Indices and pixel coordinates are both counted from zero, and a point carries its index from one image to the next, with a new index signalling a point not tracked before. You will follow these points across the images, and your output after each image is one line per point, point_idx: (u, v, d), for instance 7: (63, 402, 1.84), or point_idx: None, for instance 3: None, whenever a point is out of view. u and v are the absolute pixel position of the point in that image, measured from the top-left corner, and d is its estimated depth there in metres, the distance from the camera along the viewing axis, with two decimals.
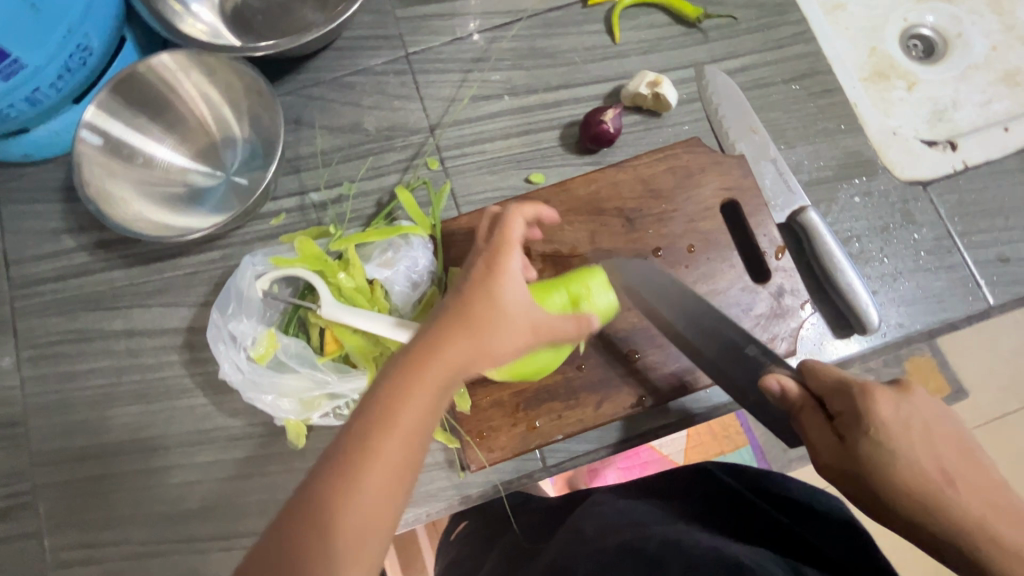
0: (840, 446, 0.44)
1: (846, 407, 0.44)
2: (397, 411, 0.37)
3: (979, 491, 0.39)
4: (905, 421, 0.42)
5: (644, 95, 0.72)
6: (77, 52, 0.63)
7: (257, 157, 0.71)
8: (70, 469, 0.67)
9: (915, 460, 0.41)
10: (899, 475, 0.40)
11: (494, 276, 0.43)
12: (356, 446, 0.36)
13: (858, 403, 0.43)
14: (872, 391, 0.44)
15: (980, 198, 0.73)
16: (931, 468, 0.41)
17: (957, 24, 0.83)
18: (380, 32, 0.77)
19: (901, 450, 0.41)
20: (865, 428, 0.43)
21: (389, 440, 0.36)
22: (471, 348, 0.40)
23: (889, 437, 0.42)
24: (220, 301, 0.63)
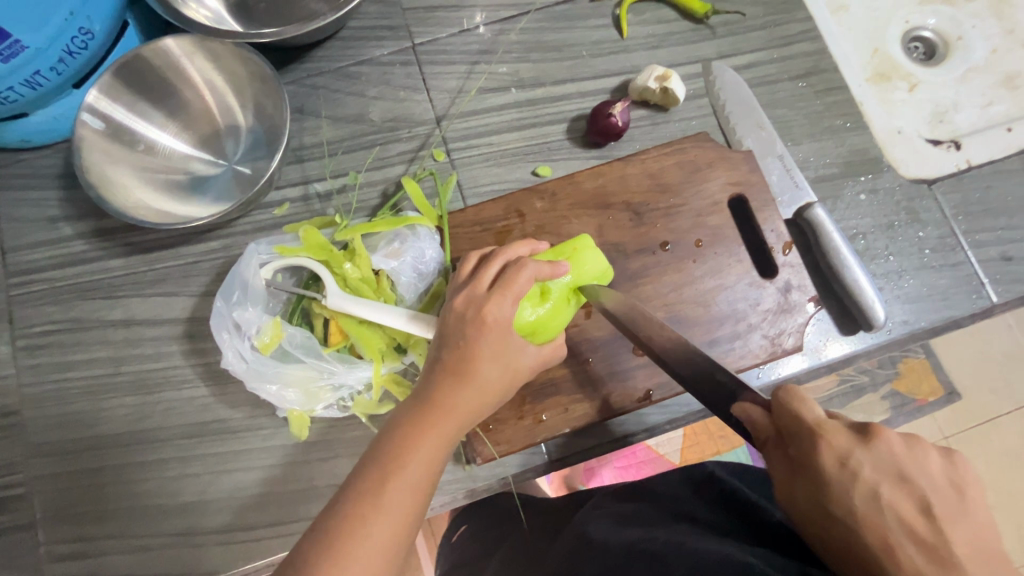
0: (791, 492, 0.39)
1: (799, 452, 0.38)
2: (399, 464, 0.43)
3: (933, 563, 0.33)
4: (854, 473, 0.36)
5: (652, 89, 0.71)
6: (79, 35, 0.62)
7: (260, 146, 0.70)
8: (66, 461, 0.66)
9: (863, 530, 0.35)
10: (839, 538, 0.36)
11: (488, 331, 0.49)
12: (365, 496, 0.41)
13: (807, 452, 0.38)
14: (826, 440, 0.37)
15: (983, 197, 0.73)
16: (872, 534, 0.35)
17: (957, 27, 0.84)
18: (386, 23, 0.76)
19: (842, 512, 0.36)
20: (812, 477, 0.37)
21: (394, 490, 0.42)
22: (463, 407, 0.47)
23: (837, 492, 0.36)
24: (224, 289, 0.62)
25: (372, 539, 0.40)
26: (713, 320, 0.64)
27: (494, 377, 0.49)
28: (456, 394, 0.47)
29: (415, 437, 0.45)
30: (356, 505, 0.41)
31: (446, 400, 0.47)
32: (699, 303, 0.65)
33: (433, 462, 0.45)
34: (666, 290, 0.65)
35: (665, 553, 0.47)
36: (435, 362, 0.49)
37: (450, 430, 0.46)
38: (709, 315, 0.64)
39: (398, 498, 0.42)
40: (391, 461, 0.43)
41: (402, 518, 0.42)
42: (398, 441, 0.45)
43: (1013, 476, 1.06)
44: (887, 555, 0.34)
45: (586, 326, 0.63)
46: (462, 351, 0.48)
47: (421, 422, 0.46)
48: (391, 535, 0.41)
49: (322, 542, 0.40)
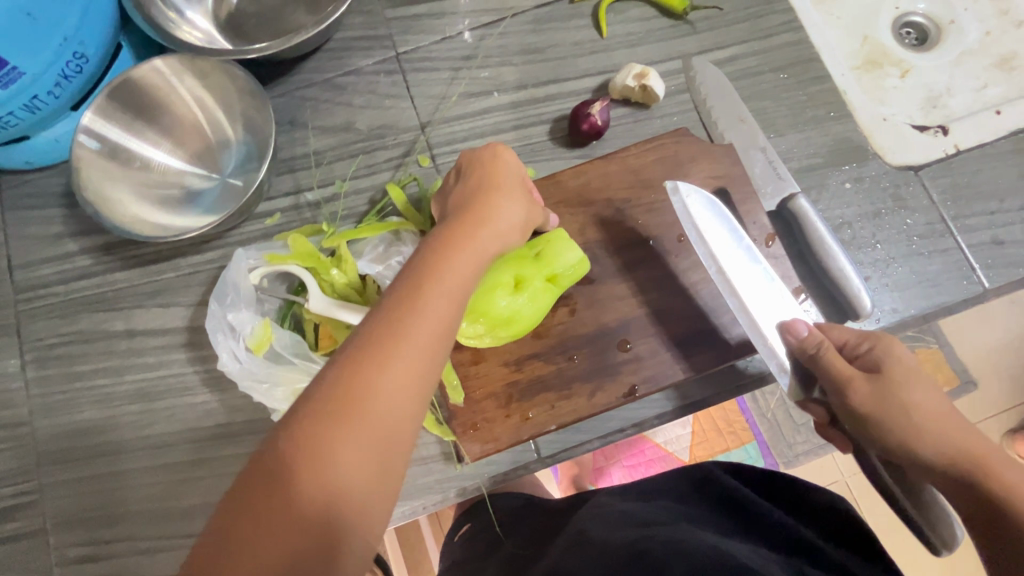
0: (879, 396, 0.52)
1: (876, 357, 0.54)
2: (447, 256, 0.42)
3: (965, 425, 0.50)
4: (916, 363, 0.54)
5: (632, 87, 0.72)
6: (73, 59, 0.65)
7: (251, 159, 0.72)
8: (76, 468, 0.68)
9: (924, 395, 0.51)
10: (917, 404, 0.51)
11: (492, 173, 0.53)
12: (416, 279, 0.40)
13: (887, 350, 0.54)
14: (901, 349, 0.54)
15: (973, 181, 0.72)
16: (933, 395, 0.52)
17: (949, 10, 0.83)
18: (370, 33, 0.78)
19: (914, 384, 0.52)
20: (895, 363, 0.53)
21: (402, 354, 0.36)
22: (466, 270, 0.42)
23: (909, 371, 0.53)
24: (218, 292, 0.64)
25: (431, 308, 0.38)
26: (696, 314, 0.64)
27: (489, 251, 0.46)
28: (460, 258, 0.42)
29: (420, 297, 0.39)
30: (357, 370, 0.35)
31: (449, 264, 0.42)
32: (682, 297, 0.65)
33: (446, 324, 0.39)
34: (649, 285, 0.65)
35: (663, 556, 0.48)
36: (436, 236, 0.45)
37: (457, 291, 0.40)
38: (693, 308, 0.65)
39: (453, 277, 0.41)
40: (438, 253, 0.43)
41: (454, 298, 0.40)
42: (437, 245, 0.44)
43: None
44: (975, 444, 0.49)
45: (569, 324, 0.64)
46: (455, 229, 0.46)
47: (424, 284, 0.40)
48: (447, 310, 0.39)
49: (322, 417, 0.34)
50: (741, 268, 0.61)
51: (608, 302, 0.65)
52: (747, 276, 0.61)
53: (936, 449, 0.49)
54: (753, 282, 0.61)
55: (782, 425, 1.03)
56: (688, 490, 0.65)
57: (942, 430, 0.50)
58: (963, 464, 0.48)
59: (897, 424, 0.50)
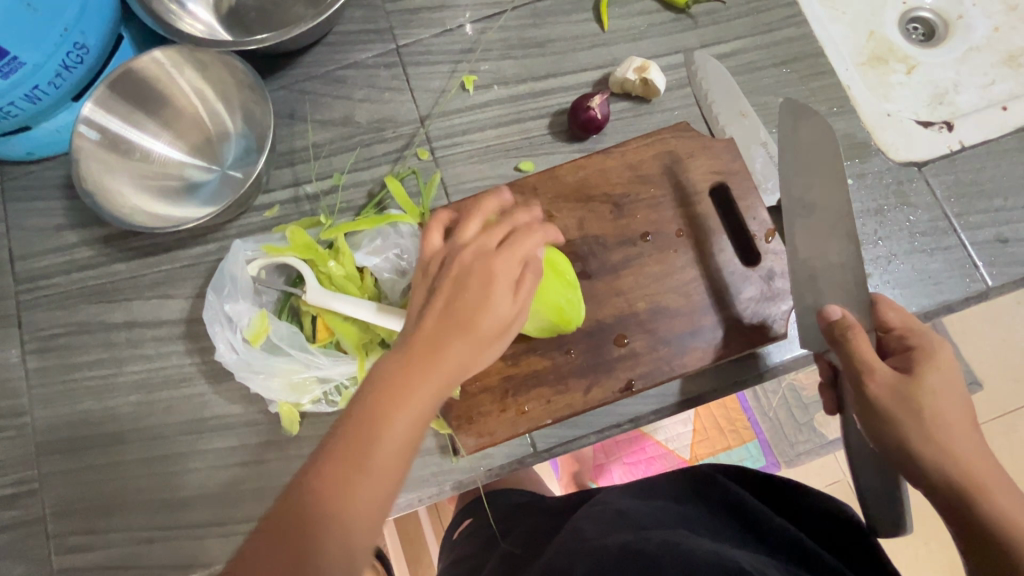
0: (901, 396, 0.47)
1: (911, 359, 0.49)
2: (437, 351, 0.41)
3: (982, 450, 0.46)
4: (955, 373, 0.49)
5: (632, 81, 0.72)
6: (74, 50, 0.65)
7: (251, 152, 0.72)
8: (73, 457, 0.69)
9: (951, 403, 0.47)
10: (940, 412, 0.46)
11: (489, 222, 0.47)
12: (402, 370, 0.40)
13: (926, 354, 0.49)
14: (943, 350, 0.49)
15: (977, 178, 0.72)
16: (962, 411, 0.47)
17: (957, 6, 0.83)
18: (371, 26, 0.78)
19: (945, 393, 0.47)
20: (933, 366, 0.48)
21: (380, 452, 0.38)
22: (456, 366, 0.41)
23: (943, 379, 0.48)
24: (216, 283, 0.64)
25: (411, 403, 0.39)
26: (695, 309, 0.64)
27: (490, 342, 0.43)
28: (443, 350, 0.41)
29: (397, 399, 0.39)
30: (329, 471, 0.37)
31: (434, 360, 0.41)
32: (681, 293, 0.64)
33: (415, 429, 0.39)
34: (647, 281, 0.65)
35: (659, 555, 0.48)
36: (432, 315, 0.43)
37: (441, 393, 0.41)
38: (692, 304, 0.64)
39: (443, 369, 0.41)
40: (430, 345, 0.41)
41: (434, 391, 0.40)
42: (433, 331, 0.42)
43: None
44: (984, 475, 0.45)
45: None
46: (461, 311, 0.43)
47: (403, 384, 0.40)
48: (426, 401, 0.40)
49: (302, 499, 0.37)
50: (815, 210, 0.57)
51: (606, 297, 0.65)
52: (822, 219, 0.56)
53: (937, 461, 0.45)
54: (820, 230, 0.56)
55: (783, 424, 1.03)
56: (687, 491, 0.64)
57: (953, 443, 0.46)
58: (964, 488, 0.45)
59: (908, 430, 0.46)
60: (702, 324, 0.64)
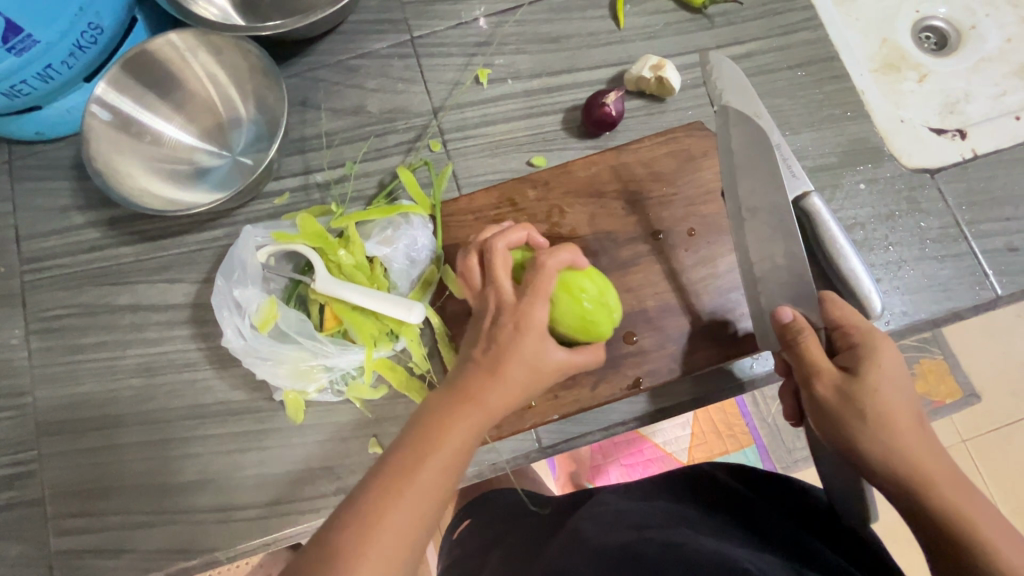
0: (845, 397, 0.47)
1: (856, 357, 0.49)
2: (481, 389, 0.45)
3: (930, 444, 0.45)
4: (902, 371, 0.48)
5: (647, 79, 0.71)
6: (89, 30, 0.65)
7: (262, 139, 0.71)
8: (74, 439, 0.68)
9: (897, 399, 0.46)
10: (883, 409, 0.46)
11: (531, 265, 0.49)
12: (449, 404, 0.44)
13: (870, 351, 0.48)
14: (886, 344, 0.48)
15: (988, 186, 0.72)
16: (908, 407, 0.46)
17: (970, 15, 0.82)
18: (386, 16, 0.78)
19: (887, 391, 0.46)
20: (875, 363, 0.47)
21: (420, 481, 0.40)
22: (491, 405, 0.45)
23: (886, 377, 0.47)
24: (225, 267, 0.64)
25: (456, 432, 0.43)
26: (704, 308, 0.64)
27: (521, 381, 0.47)
28: (487, 385, 0.45)
29: (440, 429, 0.43)
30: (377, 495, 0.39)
31: (476, 396, 0.45)
32: (691, 292, 0.64)
33: (456, 458, 0.42)
34: (657, 278, 0.65)
35: (659, 558, 0.47)
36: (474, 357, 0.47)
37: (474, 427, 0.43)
38: (701, 303, 0.64)
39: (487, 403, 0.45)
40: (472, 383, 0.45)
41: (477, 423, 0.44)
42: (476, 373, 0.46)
43: None
44: (927, 470, 0.44)
45: None
46: (493, 352, 0.47)
47: (450, 415, 0.44)
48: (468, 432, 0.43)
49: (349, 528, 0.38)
50: (759, 214, 0.57)
51: (615, 294, 0.64)
52: (764, 220, 0.57)
53: (882, 459, 0.45)
54: (764, 232, 0.57)
55: (783, 430, 1.02)
56: (688, 491, 0.64)
57: (900, 440, 0.45)
58: (907, 482, 0.44)
59: (852, 430, 0.46)
60: (712, 323, 0.64)
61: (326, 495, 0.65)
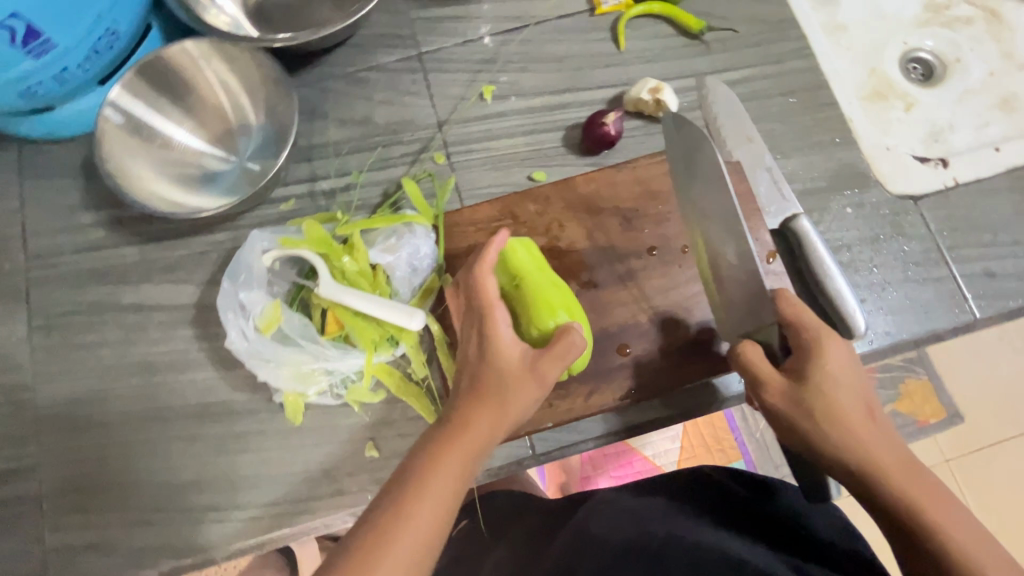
0: (795, 398, 0.51)
1: (803, 359, 0.53)
2: (469, 421, 0.48)
3: (882, 432, 0.49)
4: (850, 365, 0.52)
5: (646, 101, 0.74)
6: (106, 35, 0.67)
7: (269, 145, 0.73)
8: (73, 436, 0.69)
9: (844, 395, 0.50)
10: (832, 405, 0.50)
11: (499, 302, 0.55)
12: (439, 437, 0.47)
13: (817, 354, 0.52)
14: (831, 343, 0.52)
15: (969, 214, 0.75)
16: (858, 399, 0.50)
17: (955, 50, 0.86)
18: (395, 32, 0.80)
19: (833, 388, 0.51)
20: (823, 363, 0.51)
21: (418, 512, 0.42)
22: (479, 437, 0.48)
23: (832, 378, 0.51)
24: (231, 270, 0.65)
25: (448, 465, 0.45)
26: (696, 324, 0.66)
27: (508, 410, 0.50)
28: (475, 414, 0.49)
29: (431, 462, 0.45)
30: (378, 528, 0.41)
31: (466, 425, 0.48)
32: (684, 307, 0.66)
33: (450, 490, 0.44)
34: (651, 293, 0.67)
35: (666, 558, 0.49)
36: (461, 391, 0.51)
37: (469, 453, 0.46)
38: (693, 318, 0.66)
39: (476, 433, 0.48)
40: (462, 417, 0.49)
41: (465, 454, 0.46)
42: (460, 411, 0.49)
43: (1006, 500, 1.05)
44: (879, 458, 0.48)
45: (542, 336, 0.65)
46: (487, 376, 0.51)
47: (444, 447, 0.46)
48: (460, 464, 0.46)
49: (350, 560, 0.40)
50: None
51: (611, 307, 0.66)
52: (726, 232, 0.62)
53: (834, 452, 0.49)
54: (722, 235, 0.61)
55: (770, 446, 1.05)
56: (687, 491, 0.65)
57: (849, 431, 0.49)
58: (860, 470, 0.48)
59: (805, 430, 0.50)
60: (703, 337, 0.66)
61: (322, 497, 0.66)
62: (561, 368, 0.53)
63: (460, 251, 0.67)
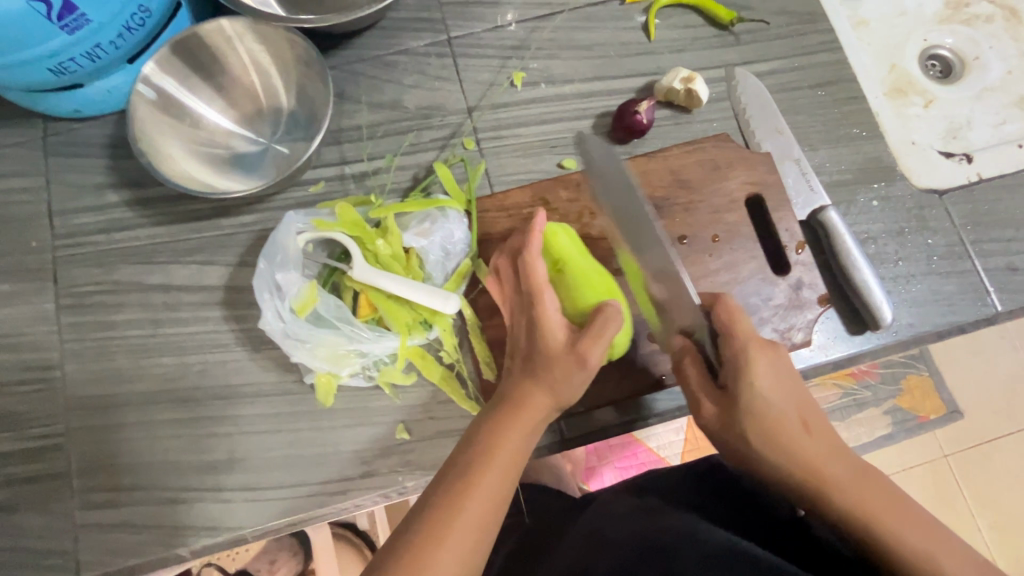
0: (726, 419, 0.54)
1: (727, 376, 0.54)
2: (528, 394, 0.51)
3: (824, 444, 0.50)
4: (777, 376, 0.52)
5: (677, 90, 0.74)
6: (138, 12, 0.66)
7: (299, 127, 0.73)
8: (102, 415, 0.69)
9: (778, 407, 0.52)
10: (766, 424, 0.51)
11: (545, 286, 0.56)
12: (501, 411, 0.50)
13: (737, 372, 0.52)
14: (757, 353, 0.52)
15: (993, 209, 0.76)
16: (794, 413, 0.52)
17: (974, 46, 0.87)
18: (424, 16, 0.80)
19: (763, 406, 0.52)
20: (746, 380, 0.52)
21: (485, 478, 0.45)
22: (536, 412, 0.51)
23: (762, 393, 0.52)
24: (267, 251, 0.64)
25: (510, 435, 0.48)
26: None
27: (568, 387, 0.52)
28: (532, 389, 0.52)
29: (496, 432, 0.48)
30: (450, 492, 0.44)
31: (524, 400, 0.51)
32: None
33: (512, 460, 0.47)
34: None
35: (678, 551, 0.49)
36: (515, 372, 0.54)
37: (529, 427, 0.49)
38: None
39: (534, 406, 0.51)
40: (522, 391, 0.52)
41: (525, 428, 0.49)
42: (516, 388, 0.52)
43: (1012, 492, 1.07)
44: (821, 469, 0.49)
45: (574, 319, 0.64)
46: (536, 358, 0.53)
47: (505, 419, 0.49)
48: (520, 437, 0.49)
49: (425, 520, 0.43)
50: None
51: None
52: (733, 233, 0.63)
53: (774, 470, 0.51)
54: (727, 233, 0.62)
55: None
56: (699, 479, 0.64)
57: (785, 444, 0.51)
58: (804, 487, 0.49)
59: (748, 450, 0.52)
60: None
61: (354, 477, 0.66)
62: (602, 346, 0.53)
63: (492, 237, 0.68)
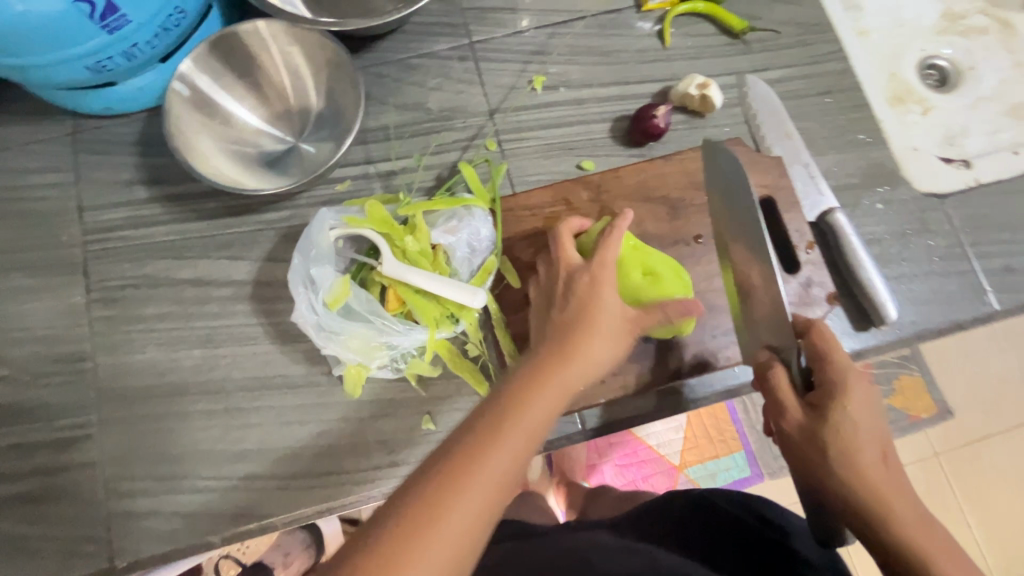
0: (810, 434, 0.51)
1: (821, 395, 0.51)
2: (558, 365, 0.48)
3: (898, 487, 0.48)
4: (869, 405, 0.50)
5: (692, 95, 0.77)
6: (174, 13, 0.68)
7: (326, 126, 0.75)
8: (133, 406, 0.70)
9: (866, 435, 0.49)
10: (845, 444, 0.49)
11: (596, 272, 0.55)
12: (526, 376, 0.47)
13: (830, 396, 0.50)
14: (858, 381, 0.51)
15: (990, 213, 0.79)
16: (875, 447, 0.49)
17: (970, 57, 0.91)
18: (447, 20, 0.82)
19: (847, 429, 0.49)
20: (840, 402, 0.50)
21: (503, 445, 0.42)
22: (564, 383, 0.48)
23: (851, 417, 0.49)
24: (301, 246, 0.67)
25: (535, 403, 0.45)
26: None
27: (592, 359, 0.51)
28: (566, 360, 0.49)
29: (520, 398, 0.45)
30: (463, 453, 0.41)
31: (553, 370, 0.48)
32: None
33: (533, 433, 0.44)
34: (698, 279, 0.70)
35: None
36: (544, 341, 0.51)
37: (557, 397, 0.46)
38: None
39: (562, 379, 0.48)
40: (552, 361, 0.49)
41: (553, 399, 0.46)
42: (545, 355, 0.50)
43: (1005, 487, 1.11)
44: (887, 507, 0.47)
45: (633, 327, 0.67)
46: (567, 328, 0.51)
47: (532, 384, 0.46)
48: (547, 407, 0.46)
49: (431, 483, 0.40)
50: None
51: None
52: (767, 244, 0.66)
53: (842, 492, 0.49)
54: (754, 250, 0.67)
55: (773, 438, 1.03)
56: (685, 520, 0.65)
57: (862, 473, 0.48)
58: (866, 514, 0.47)
59: (818, 465, 0.50)
60: None
61: (381, 467, 0.68)
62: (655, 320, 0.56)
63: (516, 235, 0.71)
